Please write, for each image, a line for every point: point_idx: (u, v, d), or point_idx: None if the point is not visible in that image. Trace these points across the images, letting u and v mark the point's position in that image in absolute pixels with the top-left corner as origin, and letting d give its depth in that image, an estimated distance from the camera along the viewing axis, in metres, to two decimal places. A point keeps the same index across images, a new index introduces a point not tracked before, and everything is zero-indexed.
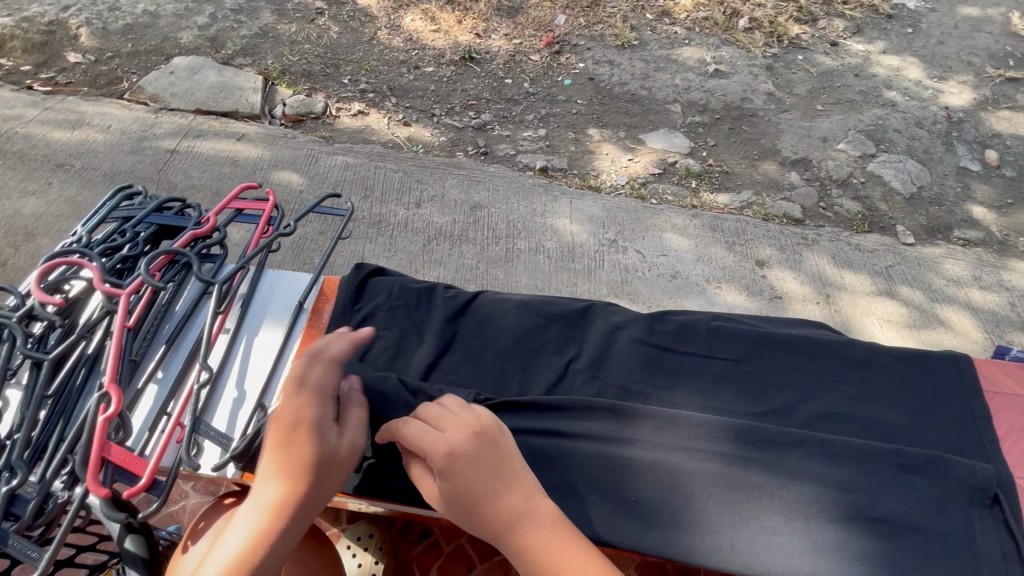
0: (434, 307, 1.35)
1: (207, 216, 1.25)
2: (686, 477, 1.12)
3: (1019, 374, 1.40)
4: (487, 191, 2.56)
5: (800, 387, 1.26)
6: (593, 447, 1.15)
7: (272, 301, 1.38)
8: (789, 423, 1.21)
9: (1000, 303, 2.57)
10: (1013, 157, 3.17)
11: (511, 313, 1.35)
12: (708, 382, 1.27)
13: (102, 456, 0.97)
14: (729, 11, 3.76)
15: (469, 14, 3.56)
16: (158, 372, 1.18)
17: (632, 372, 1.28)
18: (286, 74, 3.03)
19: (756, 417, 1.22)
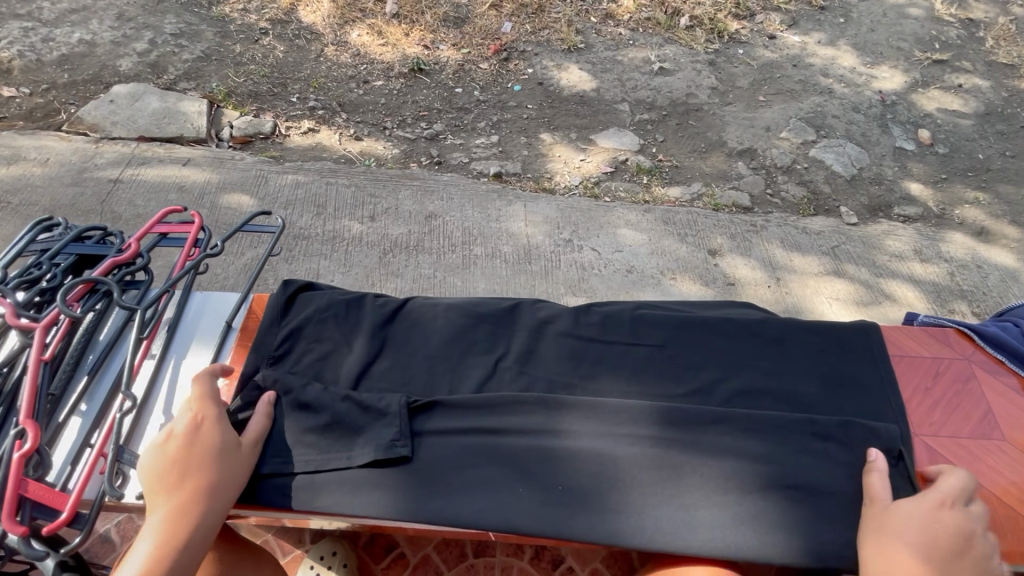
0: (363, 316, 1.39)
1: (128, 243, 1.24)
2: (614, 463, 1.21)
3: (924, 339, 1.59)
4: (441, 200, 2.57)
5: (721, 366, 1.37)
6: (530, 442, 1.23)
7: (198, 325, 1.40)
8: (711, 402, 1.32)
9: (940, 274, 2.69)
10: (945, 134, 3.33)
11: (442, 317, 1.41)
12: (633, 369, 1.37)
13: (19, 494, 0.96)
14: (671, 11, 3.87)
15: (416, 26, 3.57)
16: (81, 404, 1.17)
17: (560, 365, 1.37)
18: (232, 97, 3.00)
19: (678, 398, 1.32)
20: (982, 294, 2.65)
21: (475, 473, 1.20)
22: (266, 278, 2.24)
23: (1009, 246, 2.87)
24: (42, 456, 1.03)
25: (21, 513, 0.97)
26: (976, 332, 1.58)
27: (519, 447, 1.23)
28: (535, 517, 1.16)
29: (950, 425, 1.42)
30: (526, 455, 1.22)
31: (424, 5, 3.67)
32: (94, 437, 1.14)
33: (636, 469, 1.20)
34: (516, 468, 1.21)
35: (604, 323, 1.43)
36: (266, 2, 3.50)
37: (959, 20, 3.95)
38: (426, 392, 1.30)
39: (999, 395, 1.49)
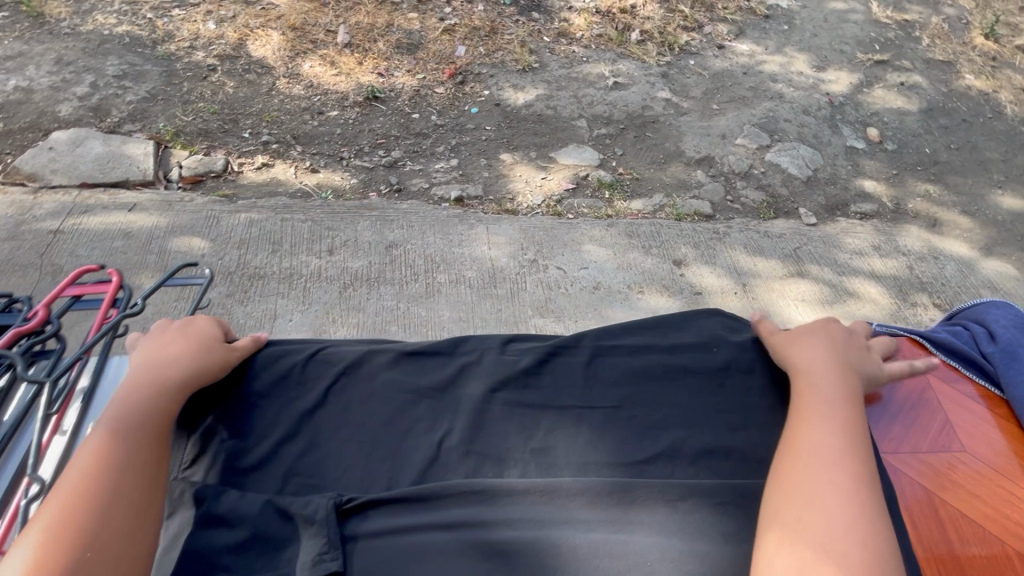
0: (285, 401, 1.25)
1: (36, 308, 1.16)
2: (577, 527, 1.08)
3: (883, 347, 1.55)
4: (401, 228, 2.52)
5: (683, 424, 1.26)
6: (483, 510, 1.10)
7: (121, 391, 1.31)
8: (678, 463, 1.20)
9: (900, 268, 2.74)
10: (893, 131, 3.44)
11: (377, 393, 1.29)
12: (590, 432, 1.25)
13: None
14: (621, 27, 3.94)
15: (369, 55, 3.55)
16: None
17: (508, 438, 1.24)
18: (180, 136, 2.92)
19: (640, 467, 1.19)
20: (941, 285, 2.71)
21: (414, 556, 1.02)
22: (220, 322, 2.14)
23: (962, 236, 2.95)
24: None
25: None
26: (927, 339, 1.50)
27: (458, 520, 1.08)
28: None
29: (911, 440, 1.33)
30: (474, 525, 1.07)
31: (377, 33, 3.66)
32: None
33: (601, 528, 1.07)
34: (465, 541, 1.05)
35: (551, 359, 1.37)
36: (213, 38, 3.43)
37: (896, 22, 4.11)
38: (361, 487, 1.15)
39: (958, 405, 1.40)
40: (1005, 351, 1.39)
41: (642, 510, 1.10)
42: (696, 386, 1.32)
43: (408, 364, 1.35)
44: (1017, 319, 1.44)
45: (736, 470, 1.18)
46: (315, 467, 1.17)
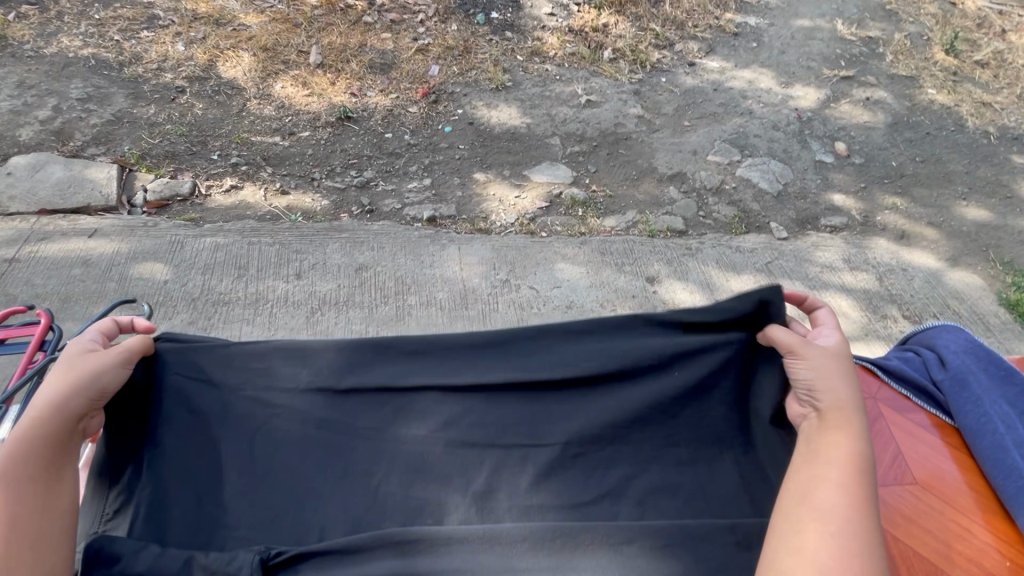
0: (217, 449, 1.25)
1: None
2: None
3: None
4: (372, 250, 2.49)
5: (631, 462, 1.30)
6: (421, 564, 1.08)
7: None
8: (620, 504, 1.24)
9: (870, 280, 2.78)
10: (859, 145, 3.51)
11: (314, 438, 1.29)
12: (535, 472, 1.27)
13: None
14: (594, 45, 3.99)
15: (342, 75, 3.54)
16: None
17: (450, 481, 1.26)
18: (146, 159, 2.87)
19: (585, 508, 1.23)
20: (910, 296, 2.74)
21: None
22: None
23: (929, 247, 3.01)
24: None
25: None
26: (880, 367, 1.53)
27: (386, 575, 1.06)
28: None
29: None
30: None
31: (350, 54, 3.66)
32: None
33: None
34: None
35: (496, 394, 1.35)
36: (182, 59, 3.40)
37: (860, 39, 4.23)
38: (295, 539, 1.15)
39: (910, 434, 1.44)
40: (953, 378, 1.43)
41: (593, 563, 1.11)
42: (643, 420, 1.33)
43: (354, 404, 1.33)
44: (969, 345, 1.46)
45: (674, 508, 1.24)
46: (243, 516, 1.18)
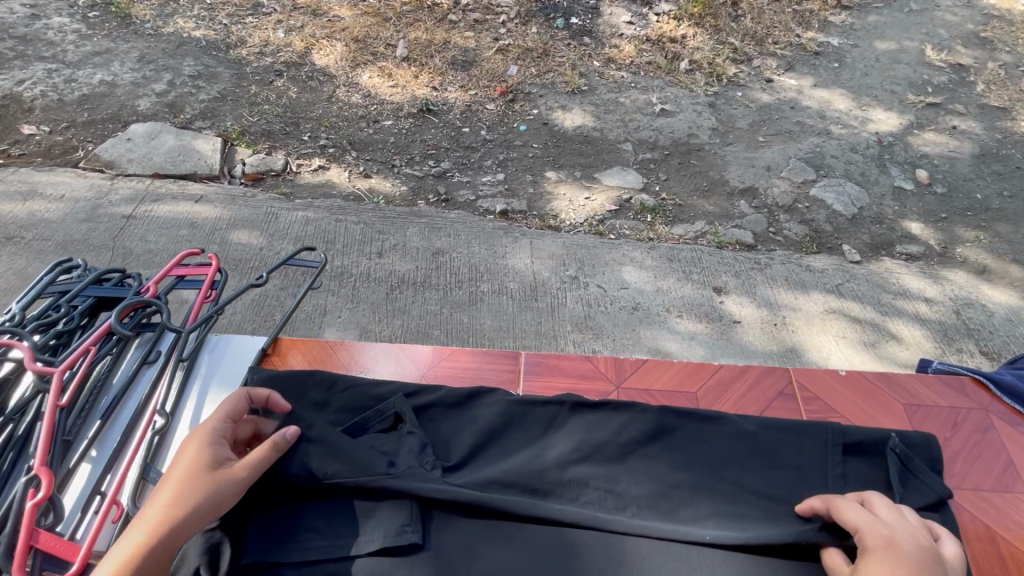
0: (359, 389, 1.36)
1: (146, 285, 1.28)
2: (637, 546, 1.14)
3: (936, 386, 1.74)
4: (449, 237, 2.60)
5: (740, 456, 1.31)
6: (545, 508, 1.16)
7: (219, 370, 1.45)
8: (734, 485, 1.26)
9: (946, 312, 2.70)
10: (942, 174, 3.40)
11: (448, 392, 1.39)
12: (650, 449, 1.30)
13: (30, 545, 0.94)
14: (670, 55, 4.01)
15: (424, 69, 3.70)
16: (92, 450, 1.18)
17: (569, 451, 1.28)
18: (245, 135, 3.09)
19: (697, 486, 1.25)
20: (988, 332, 2.64)
21: (480, 532, 1.14)
22: (273, 311, 2.25)
23: (1012, 286, 2.88)
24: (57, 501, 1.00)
25: (33, 566, 0.96)
26: (990, 382, 1.73)
27: (514, 506, 1.15)
28: None
29: (970, 476, 1.56)
30: (536, 530, 1.15)
31: (434, 49, 3.81)
32: (105, 484, 1.15)
33: (657, 548, 1.13)
34: (529, 542, 1.13)
35: None
36: (281, 45, 3.64)
37: (949, 65, 4.09)
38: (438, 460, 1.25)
39: (1017, 445, 1.62)
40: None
41: (696, 541, 1.13)
42: (739, 417, 1.38)
43: None
44: None
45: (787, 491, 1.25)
46: (383, 440, 1.24)
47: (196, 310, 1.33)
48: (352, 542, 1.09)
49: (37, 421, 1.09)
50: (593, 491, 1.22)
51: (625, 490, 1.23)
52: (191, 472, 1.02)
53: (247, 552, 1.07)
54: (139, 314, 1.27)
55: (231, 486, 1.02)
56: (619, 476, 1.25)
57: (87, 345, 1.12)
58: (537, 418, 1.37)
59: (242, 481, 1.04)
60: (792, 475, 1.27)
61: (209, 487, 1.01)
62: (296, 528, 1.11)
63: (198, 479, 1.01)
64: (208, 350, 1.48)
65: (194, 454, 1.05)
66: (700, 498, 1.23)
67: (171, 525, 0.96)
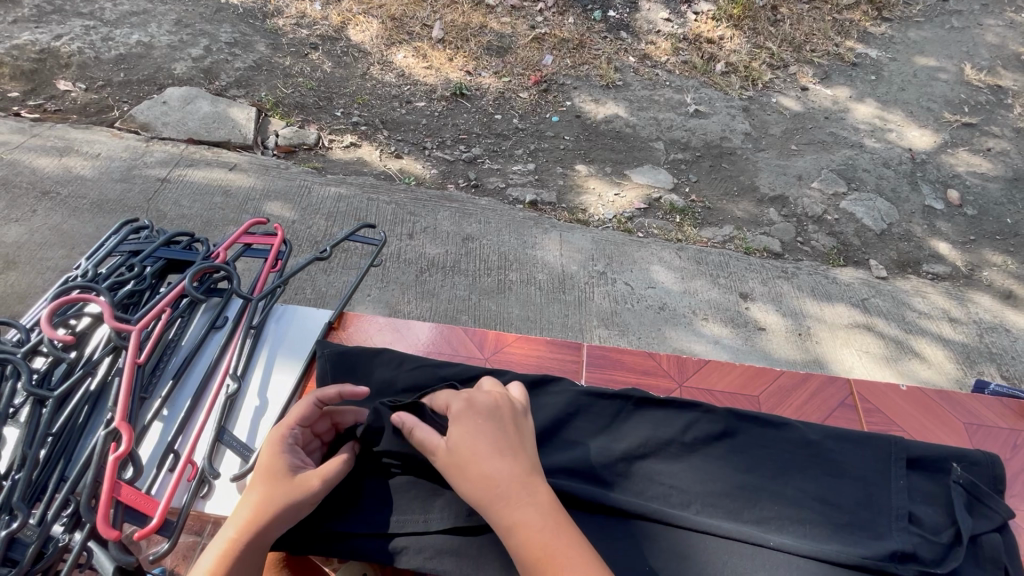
0: (418, 371, 1.34)
1: (217, 251, 1.29)
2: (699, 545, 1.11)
3: (992, 405, 1.66)
4: (479, 224, 2.62)
5: (808, 462, 1.25)
6: (610, 498, 1.13)
7: (285, 338, 1.44)
8: (805, 490, 1.20)
9: (969, 334, 2.70)
10: (974, 196, 3.37)
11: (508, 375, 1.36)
12: (714, 450, 1.26)
13: (113, 496, 0.97)
14: (707, 56, 3.97)
15: (460, 52, 3.67)
16: (164, 409, 1.22)
17: (631, 444, 1.24)
18: (279, 107, 3.09)
19: (764, 488, 1.19)
20: (1011, 357, 2.64)
21: None
22: (303, 287, 2.27)
23: None
24: (134, 458, 1.03)
25: (115, 516, 0.99)
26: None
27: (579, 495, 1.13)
28: None
29: None
30: (599, 520, 1.13)
31: (470, 33, 3.78)
32: (177, 444, 1.19)
33: (726, 549, 1.09)
34: (596, 528, 1.12)
35: None
36: (318, 18, 3.63)
37: (988, 86, 4.03)
38: None
39: None
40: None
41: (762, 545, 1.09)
42: (801, 424, 1.32)
43: None
44: None
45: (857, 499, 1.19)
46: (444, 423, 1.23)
47: (263, 278, 1.34)
48: (420, 519, 1.12)
49: (110, 377, 1.12)
50: (659, 486, 1.18)
51: (688, 487, 1.18)
52: (270, 480, 1.03)
53: (328, 520, 1.12)
54: (208, 279, 1.29)
55: (308, 496, 1.03)
56: (682, 472, 1.21)
57: (162, 306, 1.14)
58: (602, 410, 1.32)
59: (317, 492, 1.04)
60: (857, 486, 1.21)
61: (291, 493, 1.02)
62: (367, 501, 1.15)
63: (279, 488, 1.02)
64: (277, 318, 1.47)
65: (279, 450, 1.07)
66: (766, 500, 1.17)
67: (258, 530, 0.99)
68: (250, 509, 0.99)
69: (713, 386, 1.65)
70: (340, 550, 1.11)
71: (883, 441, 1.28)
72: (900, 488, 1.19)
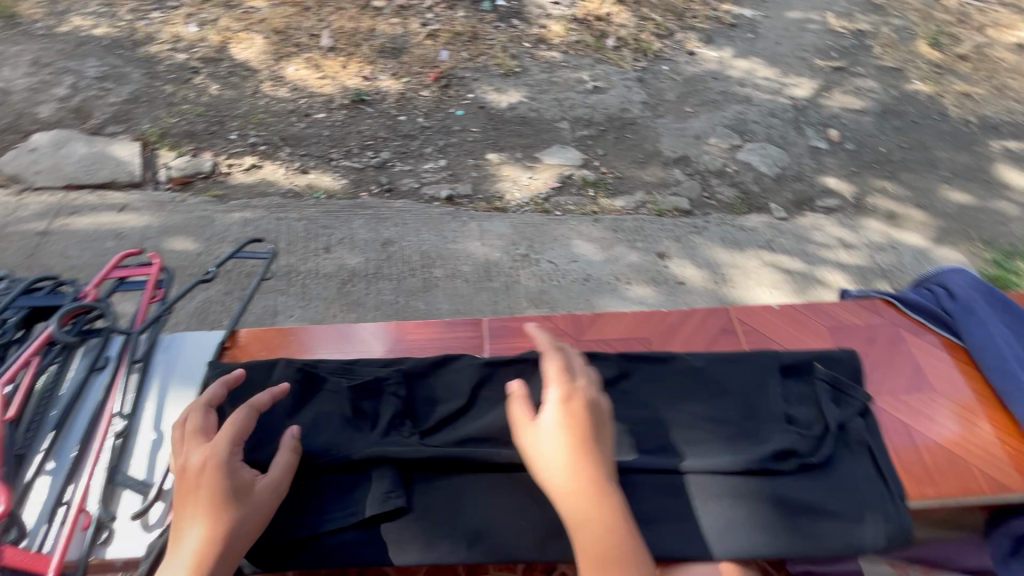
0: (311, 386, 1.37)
1: (85, 290, 1.25)
2: (608, 482, 1.26)
3: (851, 307, 1.85)
4: (397, 226, 2.60)
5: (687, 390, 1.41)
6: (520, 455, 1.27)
7: (177, 366, 1.45)
8: (684, 414, 1.37)
9: (863, 257, 2.97)
10: (850, 132, 3.69)
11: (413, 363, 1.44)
12: (607, 394, 1.39)
13: None
14: (598, 33, 4.10)
15: (353, 58, 3.60)
16: (49, 462, 1.19)
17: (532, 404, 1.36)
18: (166, 137, 2.92)
19: (649, 421, 1.36)
20: (900, 271, 2.93)
21: (469, 490, 1.26)
22: (219, 318, 2.19)
23: (917, 228, 3.19)
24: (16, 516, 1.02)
25: None
26: (898, 300, 1.83)
27: (494, 458, 1.27)
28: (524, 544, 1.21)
29: (888, 383, 1.66)
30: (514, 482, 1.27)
31: (360, 38, 3.71)
32: (67, 493, 1.16)
33: (628, 478, 1.26)
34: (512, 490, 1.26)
35: None
36: (195, 40, 3.45)
37: (850, 31, 4.41)
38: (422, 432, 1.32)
39: (926, 351, 1.73)
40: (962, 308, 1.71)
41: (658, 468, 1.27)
42: (683, 356, 1.48)
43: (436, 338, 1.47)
44: (974, 281, 1.75)
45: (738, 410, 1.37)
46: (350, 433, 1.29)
47: (142, 312, 1.32)
48: (341, 517, 1.19)
49: None
50: None
51: None
52: (239, 492, 1.05)
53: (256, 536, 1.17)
54: (82, 320, 1.23)
55: (276, 494, 1.11)
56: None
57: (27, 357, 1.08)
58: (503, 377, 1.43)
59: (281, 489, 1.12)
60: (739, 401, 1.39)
61: (264, 498, 1.08)
62: (292, 505, 1.20)
63: (253, 498, 1.06)
64: (165, 349, 1.47)
65: (232, 460, 1.07)
66: (661, 432, 1.34)
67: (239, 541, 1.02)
68: (220, 526, 1.00)
69: (609, 335, 1.73)
70: (276, 557, 1.16)
71: (760, 356, 1.46)
72: (777, 394, 1.38)
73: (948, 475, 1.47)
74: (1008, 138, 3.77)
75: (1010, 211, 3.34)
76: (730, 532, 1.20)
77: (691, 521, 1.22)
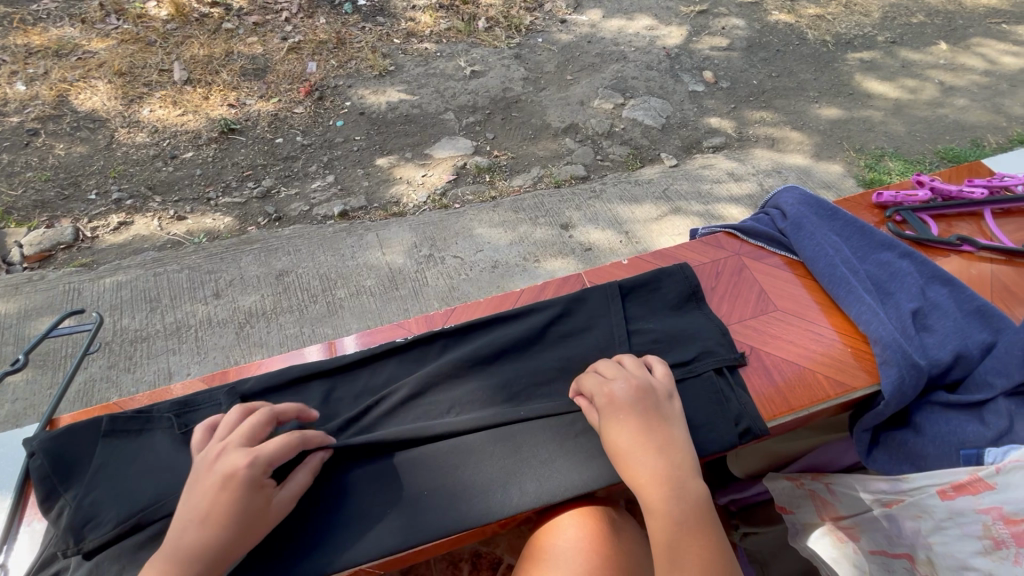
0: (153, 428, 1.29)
1: None
2: (476, 451, 1.30)
3: (697, 247, 1.86)
4: (288, 255, 2.51)
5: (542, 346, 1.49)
6: (378, 438, 1.29)
7: None
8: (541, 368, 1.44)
9: (753, 186, 3.10)
10: (724, 71, 3.83)
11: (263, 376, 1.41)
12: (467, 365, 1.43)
13: None
14: (468, 17, 4.04)
15: (214, 87, 3.36)
16: None
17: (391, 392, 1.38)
18: (12, 213, 2.67)
19: (511, 380, 1.41)
20: None
21: (333, 496, 1.23)
22: (109, 395, 2.10)
23: (797, 149, 3.37)
24: None
25: None
26: (739, 230, 1.85)
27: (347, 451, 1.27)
28: (403, 534, 1.19)
29: (736, 313, 1.66)
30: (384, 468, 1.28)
31: (217, 64, 3.47)
32: None
33: (485, 440, 1.31)
34: (378, 481, 1.26)
35: None
36: (27, 99, 3.15)
37: None
38: None
39: (767, 274, 1.75)
40: (793, 224, 1.74)
41: (514, 416, 1.34)
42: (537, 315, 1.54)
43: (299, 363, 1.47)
44: (801, 197, 1.79)
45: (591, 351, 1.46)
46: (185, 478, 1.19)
47: None
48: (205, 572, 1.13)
49: None
50: (426, 416, 1.36)
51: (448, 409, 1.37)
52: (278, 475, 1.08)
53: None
54: None
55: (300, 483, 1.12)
56: (442, 388, 1.39)
57: None
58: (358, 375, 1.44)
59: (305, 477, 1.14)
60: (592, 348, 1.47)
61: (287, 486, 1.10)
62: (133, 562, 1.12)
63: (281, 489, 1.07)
64: None
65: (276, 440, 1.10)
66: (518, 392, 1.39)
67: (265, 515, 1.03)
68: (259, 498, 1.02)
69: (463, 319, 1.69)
70: None
71: (603, 285, 1.59)
72: (617, 314, 1.52)
73: (801, 393, 1.48)
74: (863, 50, 4.03)
75: (874, 117, 3.59)
76: (600, 480, 1.25)
77: (561, 480, 1.25)
